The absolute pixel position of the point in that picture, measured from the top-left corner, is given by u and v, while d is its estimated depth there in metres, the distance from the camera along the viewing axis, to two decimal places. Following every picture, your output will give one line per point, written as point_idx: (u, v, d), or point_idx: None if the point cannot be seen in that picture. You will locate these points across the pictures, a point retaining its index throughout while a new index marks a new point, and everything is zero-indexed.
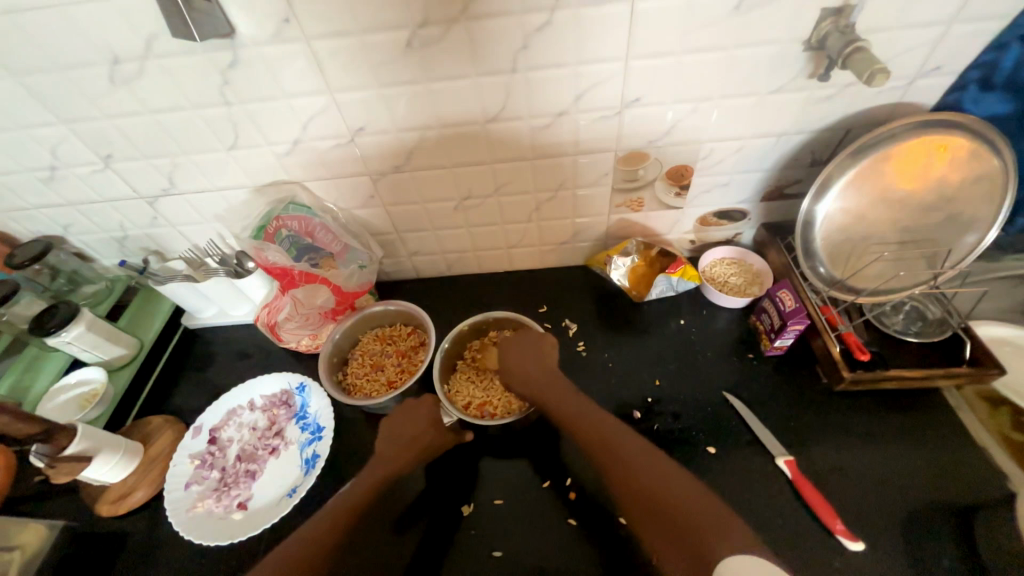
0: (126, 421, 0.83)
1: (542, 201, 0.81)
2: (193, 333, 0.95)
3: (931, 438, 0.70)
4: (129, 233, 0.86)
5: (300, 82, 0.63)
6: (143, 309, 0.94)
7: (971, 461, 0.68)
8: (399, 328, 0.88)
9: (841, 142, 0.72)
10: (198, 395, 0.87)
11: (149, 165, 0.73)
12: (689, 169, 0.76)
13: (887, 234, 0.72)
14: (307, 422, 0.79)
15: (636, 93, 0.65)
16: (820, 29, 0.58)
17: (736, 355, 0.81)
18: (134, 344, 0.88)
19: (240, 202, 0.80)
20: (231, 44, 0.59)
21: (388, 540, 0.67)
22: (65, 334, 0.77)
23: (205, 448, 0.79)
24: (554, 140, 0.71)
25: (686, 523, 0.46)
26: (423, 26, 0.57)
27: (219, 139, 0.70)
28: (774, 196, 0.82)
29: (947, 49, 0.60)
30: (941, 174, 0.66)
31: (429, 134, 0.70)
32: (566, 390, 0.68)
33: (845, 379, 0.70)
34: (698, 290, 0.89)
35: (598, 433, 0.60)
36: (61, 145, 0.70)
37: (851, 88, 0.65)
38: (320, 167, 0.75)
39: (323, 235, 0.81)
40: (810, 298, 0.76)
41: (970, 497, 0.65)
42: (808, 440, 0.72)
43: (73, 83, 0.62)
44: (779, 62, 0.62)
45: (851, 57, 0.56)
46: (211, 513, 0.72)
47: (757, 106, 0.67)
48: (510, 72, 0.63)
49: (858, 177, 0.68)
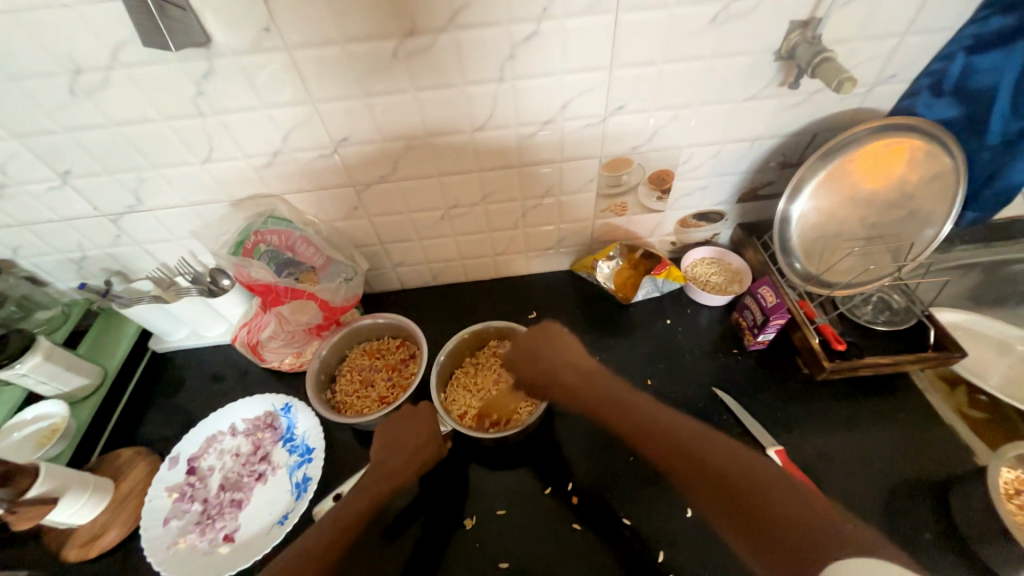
0: (92, 456, 0.77)
1: (529, 208, 0.82)
2: (163, 357, 0.89)
3: (904, 419, 0.75)
4: (89, 253, 0.80)
5: (280, 92, 0.61)
6: (105, 334, 0.87)
7: (941, 439, 0.73)
8: (387, 341, 0.86)
9: (808, 145, 0.77)
10: (172, 422, 0.82)
11: (113, 180, 0.69)
12: (670, 173, 0.79)
13: (856, 231, 0.76)
14: (294, 444, 0.76)
15: (619, 101, 0.67)
16: (790, 40, 0.62)
17: (721, 352, 0.84)
18: (97, 372, 0.82)
19: (215, 217, 0.76)
20: (206, 53, 0.56)
21: (383, 556, 0.66)
22: (20, 366, 0.71)
23: (183, 480, 0.74)
24: (540, 148, 0.72)
25: (784, 523, 0.47)
26: (410, 36, 0.57)
27: (192, 151, 0.66)
28: (749, 197, 0.85)
29: (901, 59, 0.65)
30: (902, 174, 0.71)
31: (415, 143, 0.69)
32: (618, 388, 0.68)
33: (826, 369, 0.73)
34: (681, 290, 0.91)
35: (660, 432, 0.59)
36: (13, 161, 0.65)
37: (818, 95, 0.69)
38: (302, 179, 0.72)
39: (304, 249, 0.78)
40: (788, 294, 0.80)
41: (943, 472, 0.70)
42: (794, 429, 0.75)
43: (29, 94, 0.58)
44: (753, 71, 0.65)
45: (820, 66, 0.60)
46: (195, 548, 0.67)
47: (733, 112, 0.70)
48: (497, 81, 0.63)
49: (828, 179, 0.73)
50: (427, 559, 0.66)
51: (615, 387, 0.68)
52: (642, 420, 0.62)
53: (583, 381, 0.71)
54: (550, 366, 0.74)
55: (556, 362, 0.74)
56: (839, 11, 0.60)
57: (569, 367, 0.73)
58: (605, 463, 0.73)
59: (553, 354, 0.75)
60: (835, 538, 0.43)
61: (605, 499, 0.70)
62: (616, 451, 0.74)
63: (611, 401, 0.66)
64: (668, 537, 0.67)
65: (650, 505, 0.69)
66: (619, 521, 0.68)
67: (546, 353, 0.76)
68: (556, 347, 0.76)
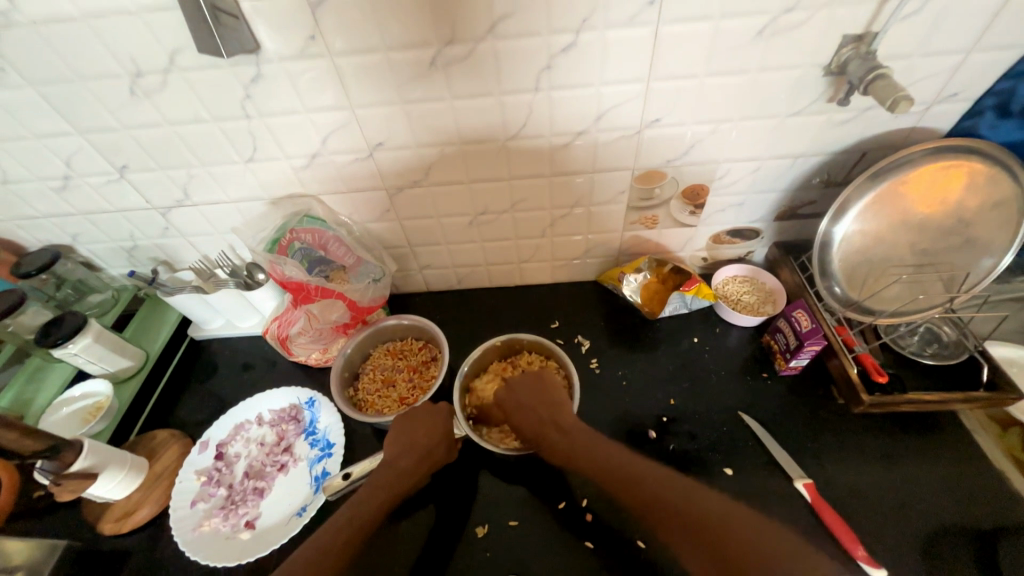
0: (130, 435, 0.81)
1: (557, 217, 0.81)
2: (199, 345, 0.94)
3: (948, 461, 0.70)
4: (139, 243, 0.85)
5: (320, 97, 0.63)
6: (150, 320, 0.92)
7: (991, 485, 0.68)
8: (411, 343, 0.87)
9: (856, 164, 0.73)
10: (204, 408, 0.86)
11: (165, 176, 0.73)
12: (705, 188, 0.77)
13: (904, 257, 0.72)
14: (316, 438, 0.78)
15: (656, 114, 0.66)
16: (842, 55, 0.59)
17: (749, 374, 0.81)
18: (140, 355, 0.86)
19: (256, 214, 0.79)
20: (255, 59, 0.59)
21: (393, 551, 0.67)
22: (72, 346, 0.76)
23: (211, 464, 0.77)
24: (572, 159, 0.72)
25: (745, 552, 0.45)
26: (449, 45, 0.58)
27: (237, 151, 0.69)
28: (788, 216, 0.82)
29: (963, 76, 0.61)
30: (958, 199, 0.67)
31: (449, 150, 0.70)
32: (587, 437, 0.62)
33: (864, 402, 0.69)
34: (710, 308, 0.89)
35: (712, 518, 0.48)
36: (77, 156, 0.70)
37: (870, 112, 0.65)
38: (338, 181, 0.74)
39: (335, 248, 0.80)
40: (826, 318, 0.76)
41: (992, 522, 0.65)
42: (825, 462, 0.71)
43: (94, 93, 0.62)
44: (799, 87, 0.63)
45: (874, 83, 0.57)
46: (217, 532, 0.70)
47: (776, 128, 0.68)
48: (533, 92, 0.63)
49: (877, 201, 0.70)
50: (437, 564, 0.67)
51: (604, 448, 0.59)
52: (674, 506, 0.50)
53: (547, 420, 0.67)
54: (543, 416, 0.68)
55: (547, 412, 0.68)
56: (896, 27, 0.57)
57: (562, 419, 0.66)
58: None
59: (544, 401, 0.69)
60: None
61: (620, 518, 0.69)
62: None
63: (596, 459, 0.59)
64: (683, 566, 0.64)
65: None
66: (633, 543, 0.67)
67: (537, 403, 0.69)
68: (547, 393, 0.70)
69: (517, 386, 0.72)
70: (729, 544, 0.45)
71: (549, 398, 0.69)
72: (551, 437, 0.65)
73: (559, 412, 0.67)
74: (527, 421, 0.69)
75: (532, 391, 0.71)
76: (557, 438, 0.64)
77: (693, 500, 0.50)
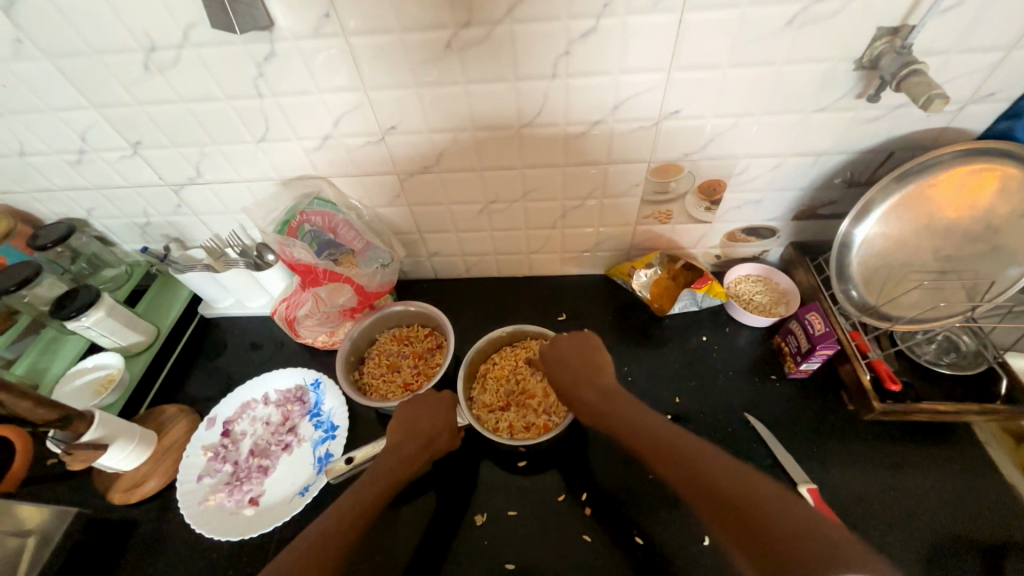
0: (140, 408, 0.83)
1: (569, 209, 0.80)
2: (209, 323, 0.95)
3: (958, 473, 0.69)
4: (152, 219, 0.86)
5: (332, 78, 0.62)
6: (161, 296, 0.93)
7: (1001, 499, 0.66)
8: (416, 329, 0.87)
9: (881, 165, 0.71)
10: (212, 385, 0.87)
11: (177, 153, 0.73)
12: (722, 184, 0.75)
13: (926, 262, 0.70)
14: (320, 420, 0.79)
15: (675, 105, 0.64)
16: (874, 49, 0.56)
17: (757, 375, 0.80)
18: (151, 331, 0.87)
19: (266, 195, 0.79)
20: (269, 37, 0.58)
21: (393, 535, 0.68)
22: (85, 319, 0.77)
23: (218, 441, 0.78)
24: (587, 149, 0.70)
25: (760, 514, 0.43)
26: (466, 28, 0.56)
27: (249, 130, 0.69)
28: (806, 215, 0.80)
29: (1002, 75, 0.59)
30: (988, 205, 0.64)
31: (461, 136, 0.69)
32: (627, 402, 0.59)
33: (875, 410, 0.68)
34: (721, 306, 0.87)
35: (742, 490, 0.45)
36: (92, 130, 0.70)
37: (900, 111, 0.63)
38: (349, 164, 0.74)
39: (346, 232, 0.79)
40: (840, 322, 0.75)
41: (1000, 537, 0.63)
42: (831, 467, 0.70)
43: (108, 67, 0.62)
44: (827, 82, 0.60)
45: (906, 80, 0.54)
46: (222, 507, 0.72)
47: (800, 124, 0.65)
48: (550, 78, 0.61)
49: (902, 203, 0.67)
50: (435, 550, 0.67)
51: (645, 417, 0.56)
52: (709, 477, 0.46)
53: (585, 378, 0.65)
54: (582, 377, 0.66)
55: (588, 373, 0.66)
56: (935, 20, 0.54)
57: (599, 384, 0.64)
58: (626, 475, 0.72)
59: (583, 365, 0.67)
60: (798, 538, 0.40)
61: (620, 513, 0.69)
62: (636, 467, 0.72)
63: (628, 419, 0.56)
64: (681, 563, 0.64)
65: (664, 527, 0.67)
66: (631, 539, 0.67)
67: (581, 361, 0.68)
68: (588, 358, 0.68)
69: (560, 344, 0.71)
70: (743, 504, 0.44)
71: (591, 354, 0.68)
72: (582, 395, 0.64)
73: (601, 373, 0.66)
74: (567, 379, 0.67)
75: (575, 348, 0.70)
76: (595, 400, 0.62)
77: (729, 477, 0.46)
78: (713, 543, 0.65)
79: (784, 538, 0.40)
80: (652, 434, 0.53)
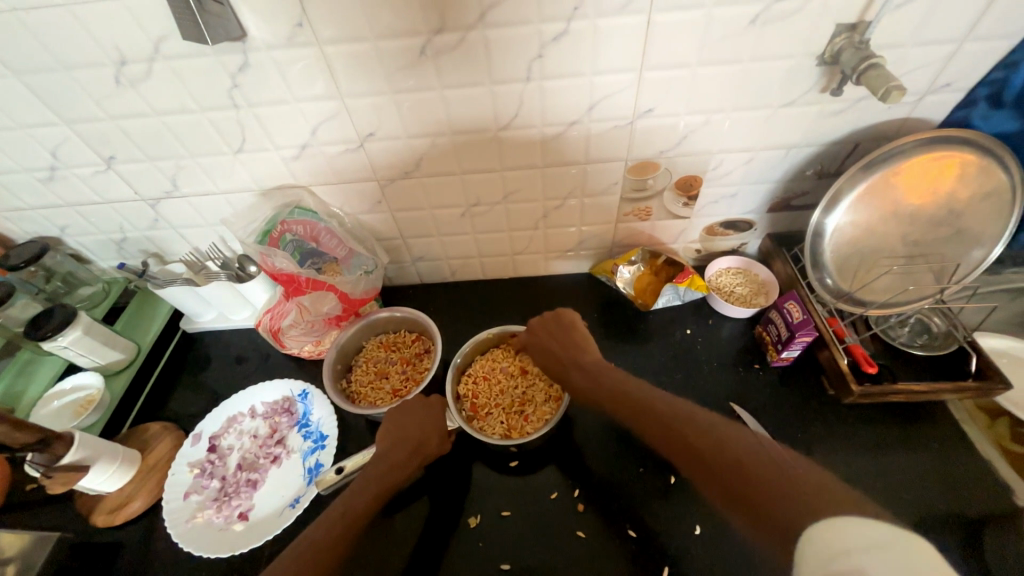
0: (122, 428, 0.81)
1: (550, 209, 0.81)
2: (192, 338, 0.93)
3: (935, 450, 0.71)
4: (128, 235, 0.84)
5: (309, 87, 0.62)
6: (141, 313, 0.92)
7: (978, 473, 0.69)
8: (404, 335, 0.87)
9: (849, 156, 0.73)
10: (197, 401, 0.86)
11: (152, 167, 0.72)
12: (698, 179, 0.76)
13: (895, 248, 0.72)
14: (309, 430, 0.78)
15: (648, 103, 0.65)
16: (834, 44, 0.59)
17: (741, 365, 0.81)
18: (131, 348, 0.86)
19: (246, 206, 0.79)
20: (242, 47, 0.58)
21: (387, 543, 0.68)
22: (62, 339, 0.75)
23: (204, 457, 0.77)
24: (565, 150, 0.71)
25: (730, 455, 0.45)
26: (439, 34, 0.57)
27: (226, 141, 0.68)
28: (781, 207, 0.82)
29: (956, 66, 0.61)
30: (950, 191, 0.67)
31: (440, 140, 0.69)
32: (603, 372, 0.63)
33: (854, 393, 0.70)
34: (703, 299, 0.89)
35: (753, 466, 0.43)
36: (63, 146, 0.69)
37: (863, 103, 0.65)
38: (328, 172, 0.74)
39: (328, 240, 0.80)
40: (817, 310, 0.77)
41: (978, 509, 0.66)
42: (815, 451, 0.72)
43: (77, 83, 0.61)
44: (793, 76, 0.62)
45: (866, 73, 0.56)
46: (211, 523, 0.70)
47: (770, 119, 0.67)
48: (525, 81, 0.62)
49: (870, 191, 0.70)
50: (430, 555, 0.67)
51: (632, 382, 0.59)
52: (683, 428, 0.49)
53: (570, 360, 0.67)
54: (563, 357, 0.68)
55: (570, 354, 0.68)
56: (890, 15, 0.56)
57: (580, 362, 0.66)
58: (617, 470, 0.72)
59: (565, 345, 0.69)
60: (760, 470, 0.42)
61: (612, 507, 0.69)
62: (627, 461, 0.73)
63: (610, 389, 0.60)
64: (674, 553, 0.65)
65: (657, 518, 0.68)
66: (625, 532, 0.67)
67: (564, 347, 0.69)
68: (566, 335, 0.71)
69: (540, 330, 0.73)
70: (714, 448, 0.46)
71: (574, 335, 0.70)
72: (569, 375, 0.66)
73: (583, 352, 0.68)
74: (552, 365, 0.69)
75: (555, 331, 0.71)
76: (581, 379, 0.64)
77: (702, 426, 0.49)
78: (705, 532, 0.66)
79: (751, 476, 0.42)
80: (632, 399, 0.56)
